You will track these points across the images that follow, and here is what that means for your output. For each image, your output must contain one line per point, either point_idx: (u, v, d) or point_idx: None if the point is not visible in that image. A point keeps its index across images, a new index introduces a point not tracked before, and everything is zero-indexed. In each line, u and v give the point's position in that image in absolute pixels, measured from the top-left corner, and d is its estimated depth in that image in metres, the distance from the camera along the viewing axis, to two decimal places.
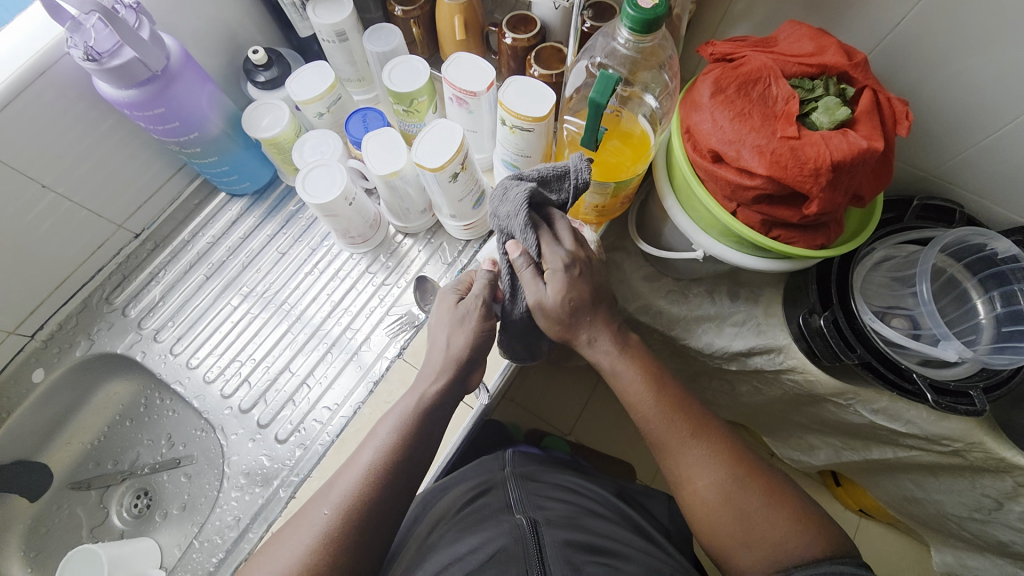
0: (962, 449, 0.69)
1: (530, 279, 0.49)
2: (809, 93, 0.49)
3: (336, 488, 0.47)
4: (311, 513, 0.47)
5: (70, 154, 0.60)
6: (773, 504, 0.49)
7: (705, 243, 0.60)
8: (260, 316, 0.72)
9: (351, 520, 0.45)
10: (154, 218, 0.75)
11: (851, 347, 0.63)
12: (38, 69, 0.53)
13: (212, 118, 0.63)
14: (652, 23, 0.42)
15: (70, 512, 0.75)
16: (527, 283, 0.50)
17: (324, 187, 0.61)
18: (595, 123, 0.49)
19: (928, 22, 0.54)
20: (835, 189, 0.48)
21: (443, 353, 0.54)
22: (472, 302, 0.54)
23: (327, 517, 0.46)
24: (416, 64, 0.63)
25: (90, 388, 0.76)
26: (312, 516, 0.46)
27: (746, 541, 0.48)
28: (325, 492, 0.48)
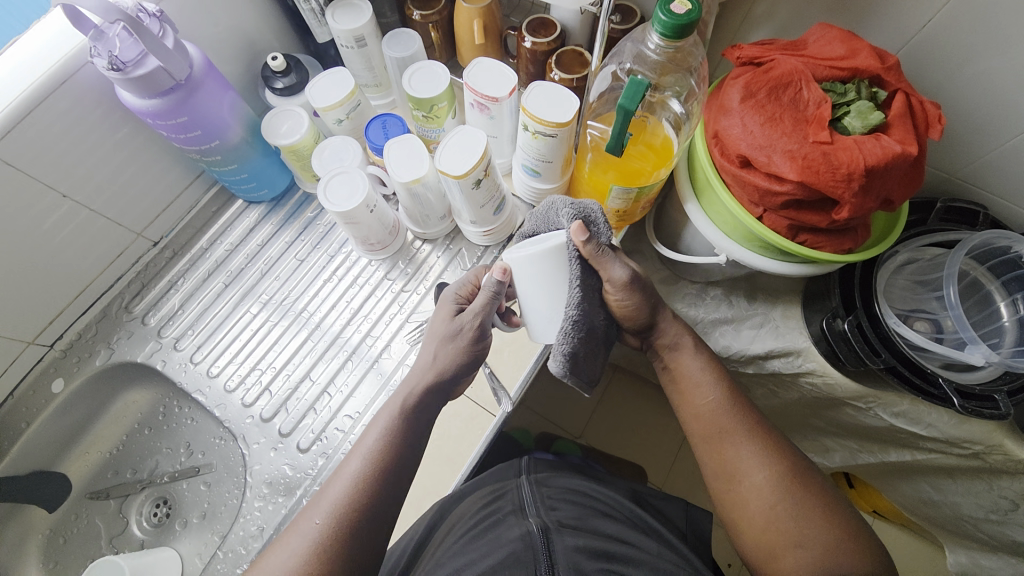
0: (982, 451, 0.68)
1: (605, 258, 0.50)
2: (840, 97, 0.49)
3: (327, 499, 0.48)
4: (303, 524, 0.47)
5: (90, 163, 0.59)
6: (814, 500, 0.51)
7: (728, 248, 0.59)
8: (280, 324, 0.71)
9: (347, 527, 0.46)
10: (172, 226, 0.75)
11: (876, 352, 0.62)
12: (58, 79, 0.52)
13: (232, 125, 0.62)
14: (682, 28, 0.42)
15: (89, 522, 0.75)
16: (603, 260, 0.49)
17: (346, 194, 0.61)
18: (621, 129, 0.49)
19: (957, 23, 0.53)
20: (867, 194, 0.47)
21: (432, 364, 0.54)
22: (467, 321, 0.54)
23: (318, 528, 0.46)
24: (437, 69, 0.62)
25: (109, 397, 0.76)
26: (305, 525, 0.47)
27: (796, 539, 0.50)
28: (317, 500, 0.49)
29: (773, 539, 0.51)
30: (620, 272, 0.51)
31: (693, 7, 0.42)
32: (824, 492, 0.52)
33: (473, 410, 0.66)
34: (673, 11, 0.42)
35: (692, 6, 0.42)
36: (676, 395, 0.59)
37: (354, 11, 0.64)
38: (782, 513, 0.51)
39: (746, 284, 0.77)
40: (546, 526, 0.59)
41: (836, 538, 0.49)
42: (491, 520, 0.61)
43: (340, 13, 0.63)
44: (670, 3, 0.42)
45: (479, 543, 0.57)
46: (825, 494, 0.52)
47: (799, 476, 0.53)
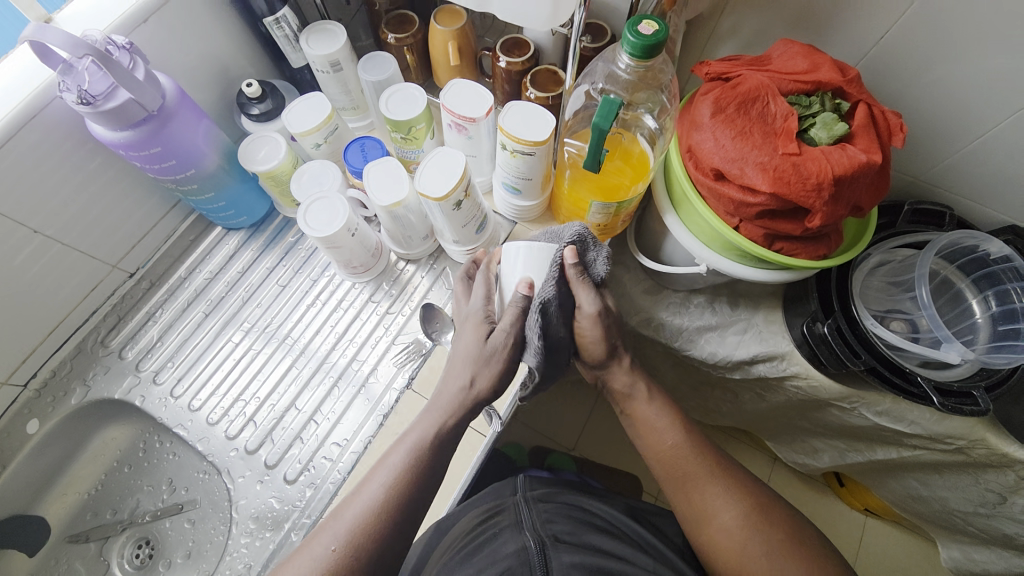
0: (965, 446, 0.70)
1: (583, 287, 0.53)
2: (806, 109, 0.51)
3: (343, 523, 0.47)
4: (316, 547, 0.46)
5: (61, 196, 0.58)
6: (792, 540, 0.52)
7: (708, 258, 0.60)
8: (263, 352, 0.70)
9: (361, 551, 0.45)
10: (149, 257, 0.74)
11: (856, 353, 0.63)
12: (29, 112, 0.51)
13: (208, 154, 0.62)
14: (652, 48, 0.43)
15: (68, 567, 0.72)
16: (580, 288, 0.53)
17: (326, 220, 0.60)
18: (597, 147, 0.49)
19: (912, 35, 0.56)
20: (837, 203, 0.48)
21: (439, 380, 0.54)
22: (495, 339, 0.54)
23: (334, 554, 0.45)
24: (413, 91, 0.63)
25: (86, 435, 0.74)
26: (318, 547, 0.46)
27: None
28: (332, 524, 0.48)
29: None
30: (592, 304, 0.54)
31: (660, 27, 0.43)
32: (791, 524, 0.54)
33: (463, 430, 0.64)
34: (641, 32, 0.43)
35: (659, 26, 0.43)
36: (638, 441, 0.62)
37: (328, 36, 0.64)
38: (753, 550, 0.51)
39: (727, 291, 0.78)
40: (541, 542, 0.58)
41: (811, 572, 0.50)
42: (486, 536, 0.60)
43: (314, 38, 0.64)
44: (638, 24, 0.44)
45: (474, 565, 0.56)
46: (796, 530, 0.53)
47: (762, 511, 0.54)
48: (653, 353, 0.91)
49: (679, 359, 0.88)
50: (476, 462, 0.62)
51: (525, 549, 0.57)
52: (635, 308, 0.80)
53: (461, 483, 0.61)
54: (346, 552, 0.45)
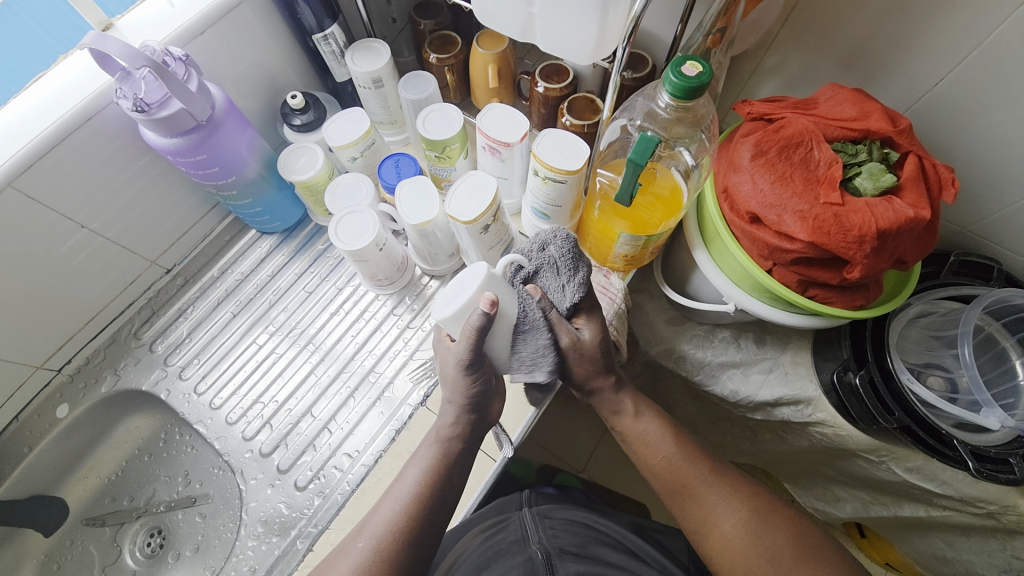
0: (997, 512, 0.66)
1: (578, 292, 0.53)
2: (851, 157, 0.49)
3: (372, 526, 0.49)
4: (348, 545, 0.48)
5: (106, 193, 0.61)
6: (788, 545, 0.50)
7: (737, 297, 0.58)
8: (286, 355, 0.71)
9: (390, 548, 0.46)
10: (185, 255, 0.76)
11: (888, 410, 0.60)
12: (83, 116, 0.53)
13: (250, 162, 0.64)
14: (694, 90, 0.42)
15: (83, 549, 0.74)
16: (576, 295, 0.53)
17: (356, 233, 0.62)
18: (631, 181, 0.49)
19: (970, 83, 0.53)
20: (879, 255, 0.47)
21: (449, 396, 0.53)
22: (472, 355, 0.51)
23: (362, 549, 0.47)
24: (450, 112, 0.64)
25: (111, 423, 0.76)
26: (347, 549, 0.48)
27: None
28: (363, 525, 0.49)
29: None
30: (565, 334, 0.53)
31: (704, 69, 0.43)
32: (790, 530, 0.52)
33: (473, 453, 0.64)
34: (684, 73, 0.42)
35: (703, 68, 0.42)
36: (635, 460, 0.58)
37: (372, 53, 0.66)
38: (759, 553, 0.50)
39: (754, 328, 0.76)
40: (547, 552, 0.59)
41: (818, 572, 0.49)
42: (493, 550, 0.59)
43: (359, 55, 0.65)
44: (682, 65, 0.43)
45: None
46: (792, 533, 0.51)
47: (761, 514, 0.52)
48: (671, 383, 0.89)
49: (698, 392, 0.85)
50: (485, 485, 0.62)
51: (532, 558, 0.58)
52: (657, 339, 0.79)
53: (472, 501, 0.61)
54: (374, 554, 0.46)
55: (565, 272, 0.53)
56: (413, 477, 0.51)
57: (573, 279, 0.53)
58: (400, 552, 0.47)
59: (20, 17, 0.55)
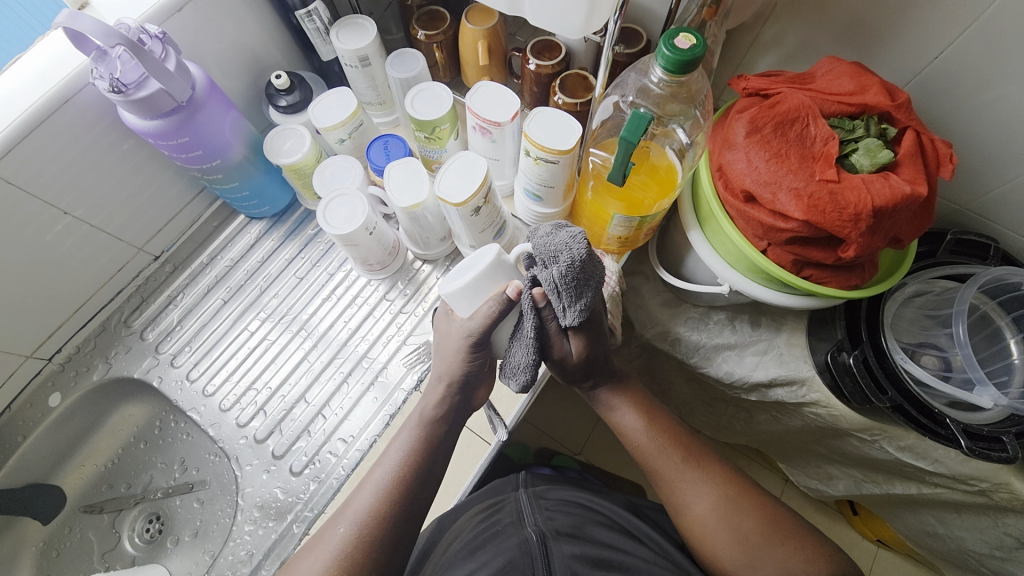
0: (988, 489, 0.66)
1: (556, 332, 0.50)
2: (849, 133, 0.48)
3: (354, 509, 0.48)
4: (329, 532, 0.48)
5: (88, 179, 0.59)
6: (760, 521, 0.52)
7: (731, 278, 0.58)
8: (278, 341, 0.71)
9: (372, 534, 0.47)
10: (173, 241, 0.75)
11: (882, 390, 0.61)
12: (61, 98, 0.52)
13: (235, 145, 0.62)
14: (687, 63, 0.41)
15: (82, 536, 0.75)
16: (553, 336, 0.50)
17: (345, 217, 0.60)
18: (624, 160, 0.48)
19: (973, 54, 0.52)
20: (874, 234, 0.46)
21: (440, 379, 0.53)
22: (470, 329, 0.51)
23: (344, 537, 0.46)
24: (439, 91, 0.62)
25: (105, 411, 0.76)
26: (329, 534, 0.47)
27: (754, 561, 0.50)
28: (343, 511, 0.49)
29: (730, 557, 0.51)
30: (558, 348, 0.51)
31: (698, 42, 0.41)
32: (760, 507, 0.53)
33: (468, 436, 0.64)
34: (676, 46, 0.41)
35: (697, 40, 0.41)
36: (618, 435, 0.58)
37: (358, 30, 0.64)
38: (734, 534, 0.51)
39: (750, 309, 0.75)
40: (543, 534, 0.57)
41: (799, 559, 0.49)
42: (490, 531, 0.59)
43: (344, 32, 0.63)
44: (675, 37, 0.42)
45: (479, 557, 0.55)
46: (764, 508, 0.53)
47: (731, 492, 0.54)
48: (666, 366, 0.89)
49: (693, 374, 0.85)
50: (480, 468, 0.62)
51: (526, 540, 0.57)
52: (652, 321, 0.78)
53: (469, 482, 0.61)
54: (359, 535, 0.46)
55: (567, 291, 0.46)
56: (395, 456, 0.51)
57: (573, 294, 0.46)
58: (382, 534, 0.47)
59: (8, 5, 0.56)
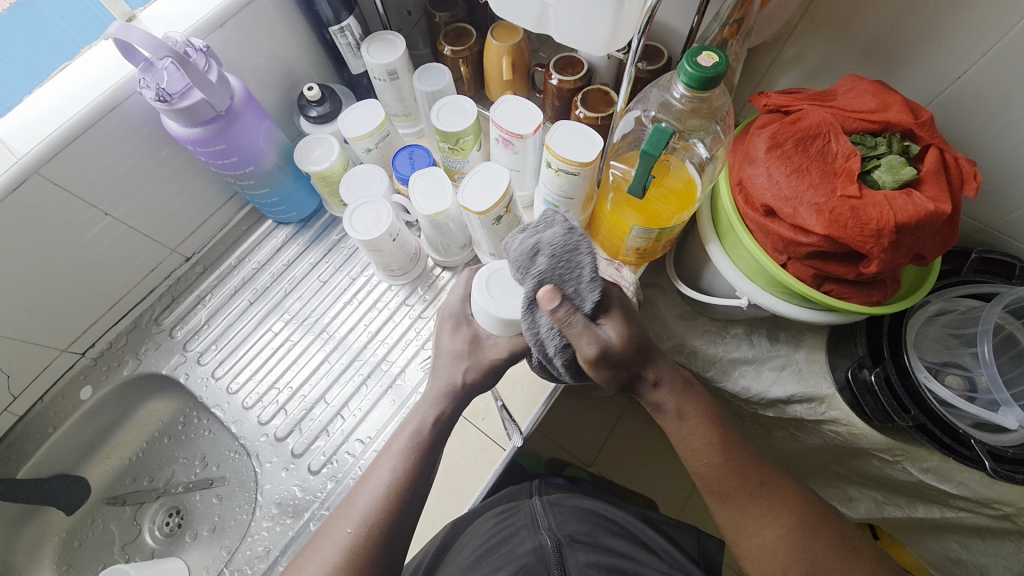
0: (1015, 514, 0.65)
1: (582, 330, 0.42)
2: (871, 149, 0.48)
3: (358, 507, 0.48)
4: (333, 532, 0.47)
5: (129, 183, 0.62)
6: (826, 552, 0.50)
7: (750, 292, 0.58)
8: (300, 343, 0.73)
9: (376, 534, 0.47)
10: (204, 243, 0.78)
11: (904, 408, 0.60)
12: (108, 105, 0.55)
13: (267, 152, 0.65)
14: (709, 80, 0.42)
15: (104, 527, 0.77)
16: (581, 333, 0.42)
17: (370, 222, 0.62)
18: (644, 173, 0.49)
19: (998, 73, 0.52)
20: (896, 250, 0.46)
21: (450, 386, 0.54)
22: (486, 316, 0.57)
23: (350, 537, 0.46)
24: (464, 104, 0.64)
25: (133, 406, 0.78)
26: (333, 535, 0.47)
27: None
28: (347, 508, 0.49)
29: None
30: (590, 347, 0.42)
31: (720, 59, 0.42)
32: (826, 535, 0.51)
33: (483, 442, 0.64)
34: (699, 63, 0.42)
35: (719, 59, 0.42)
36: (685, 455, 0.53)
37: (387, 45, 0.66)
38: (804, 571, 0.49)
39: (768, 324, 0.75)
40: (558, 541, 0.58)
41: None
42: (503, 534, 0.60)
43: (374, 47, 0.66)
44: (698, 55, 0.43)
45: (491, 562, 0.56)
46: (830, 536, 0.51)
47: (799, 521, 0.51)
48: None
49: (709, 388, 0.85)
50: (493, 475, 0.62)
51: (542, 547, 0.58)
52: (669, 333, 0.78)
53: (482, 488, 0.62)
54: (368, 528, 0.47)
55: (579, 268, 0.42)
56: (398, 447, 0.52)
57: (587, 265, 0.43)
58: (387, 529, 0.47)
59: (50, 18, 0.57)
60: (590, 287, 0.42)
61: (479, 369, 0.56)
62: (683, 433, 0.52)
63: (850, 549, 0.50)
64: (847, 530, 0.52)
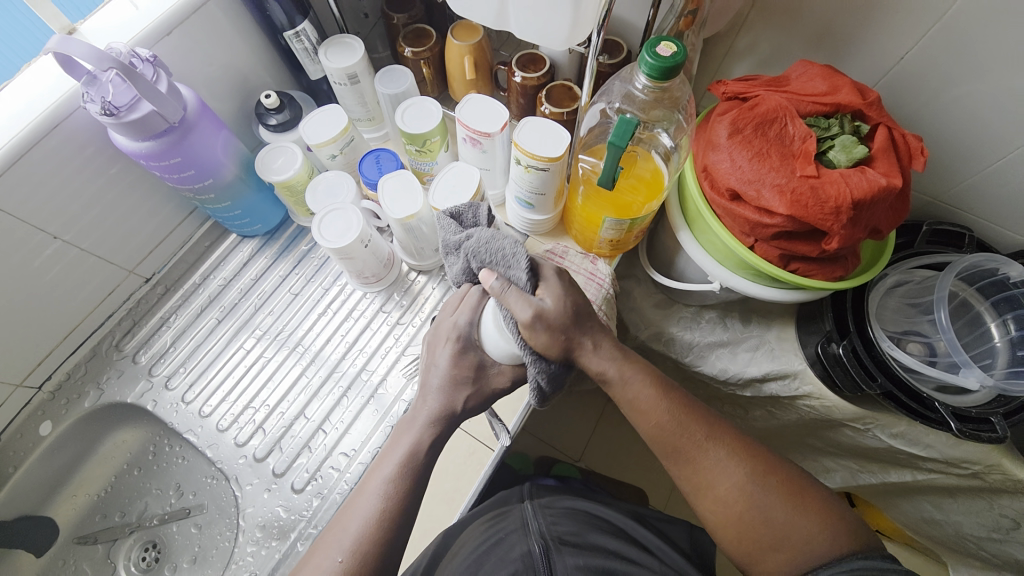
0: (981, 471, 0.68)
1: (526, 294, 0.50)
2: (825, 131, 0.50)
3: (349, 533, 0.47)
4: (323, 562, 0.45)
5: (78, 203, 0.59)
6: (790, 500, 0.48)
7: (721, 275, 0.59)
8: (274, 359, 0.71)
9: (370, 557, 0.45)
10: (165, 262, 0.75)
11: (872, 377, 0.62)
12: (51, 122, 0.52)
13: (226, 164, 0.63)
14: (670, 70, 0.43)
15: (76, 568, 0.72)
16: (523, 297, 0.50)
17: (340, 230, 0.61)
18: (612, 165, 0.49)
19: (936, 53, 0.55)
20: (855, 226, 0.48)
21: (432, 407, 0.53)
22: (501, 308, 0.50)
23: (340, 566, 0.44)
24: (428, 105, 0.63)
25: (98, 438, 0.74)
26: (322, 565, 0.45)
27: (776, 539, 0.47)
28: (338, 535, 0.47)
29: (758, 544, 0.48)
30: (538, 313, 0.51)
31: (679, 49, 0.43)
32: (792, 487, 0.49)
33: (472, 444, 0.64)
34: (659, 53, 0.43)
35: (678, 48, 0.43)
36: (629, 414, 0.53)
37: (346, 49, 0.65)
38: (757, 512, 0.48)
39: (740, 307, 0.77)
40: (546, 545, 0.57)
41: (819, 534, 0.46)
42: (494, 539, 0.59)
43: (332, 51, 0.65)
44: (657, 46, 0.43)
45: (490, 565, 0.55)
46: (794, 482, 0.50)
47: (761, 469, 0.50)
48: (662, 366, 0.90)
49: (689, 374, 0.86)
50: (483, 477, 0.61)
51: (530, 553, 0.57)
52: (646, 322, 0.80)
53: (472, 494, 0.61)
54: (361, 549, 0.46)
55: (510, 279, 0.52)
56: (387, 472, 0.50)
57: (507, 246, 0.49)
58: (381, 551, 0.46)
59: None
60: (516, 263, 0.48)
61: (446, 381, 0.56)
62: (625, 386, 0.53)
63: (802, 489, 0.49)
64: (794, 470, 0.51)
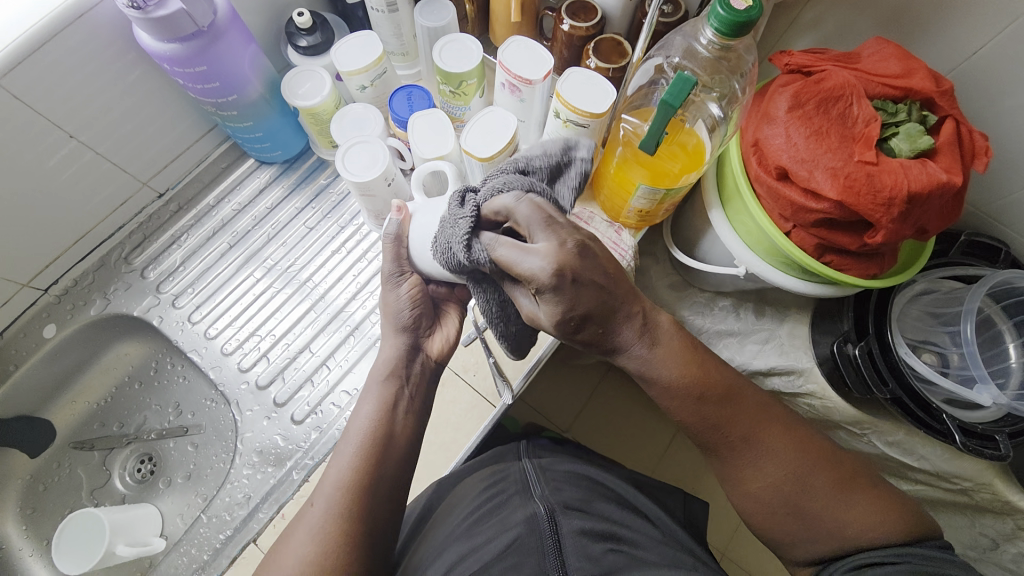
0: (970, 488, 0.69)
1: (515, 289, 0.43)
2: (890, 116, 0.48)
3: (328, 480, 0.46)
4: (306, 514, 0.45)
5: (98, 103, 0.57)
6: (837, 486, 0.46)
7: (748, 260, 0.57)
8: (283, 292, 0.70)
9: (355, 509, 0.44)
10: (179, 179, 0.72)
11: (883, 381, 0.61)
12: (76, 12, 0.49)
13: (253, 81, 0.60)
14: (741, 26, 0.40)
15: (71, 472, 0.73)
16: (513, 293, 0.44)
17: (364, 164, 0.58)
18: (660, 126, 0.46)
19: (1014, 52, 0.51)
20: (904, 222, 0.46)
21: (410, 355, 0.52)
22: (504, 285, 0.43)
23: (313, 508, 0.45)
24: (468, 43, 0.60)
25: (101, 348, 0.74)
26: (306, 514, 0.45)
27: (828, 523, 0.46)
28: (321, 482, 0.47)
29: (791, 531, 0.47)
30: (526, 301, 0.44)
31: (754, 5, 0.40)
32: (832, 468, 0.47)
33: (473, 398, 0.65)
34: (732, 6, 0.40)
35: (753, 3, 0.40)
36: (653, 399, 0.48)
37: None
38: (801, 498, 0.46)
39: (754, 298, 0.76)
40: (552, 508, 0.56)
41: (868, 517, 0.45)
42: (495, 503, 0.57)
43: None
44: None
45: (484, 531, 0.54)
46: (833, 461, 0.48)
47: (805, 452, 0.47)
48: None
49: None
50: (484, 428, 0.63)
51: (535, 517, 0.55)
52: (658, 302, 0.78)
53: (469, 445, 0.63)
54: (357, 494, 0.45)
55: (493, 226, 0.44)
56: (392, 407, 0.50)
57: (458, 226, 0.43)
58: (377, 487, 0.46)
59: None
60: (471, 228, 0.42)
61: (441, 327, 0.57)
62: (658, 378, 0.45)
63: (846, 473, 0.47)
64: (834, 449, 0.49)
